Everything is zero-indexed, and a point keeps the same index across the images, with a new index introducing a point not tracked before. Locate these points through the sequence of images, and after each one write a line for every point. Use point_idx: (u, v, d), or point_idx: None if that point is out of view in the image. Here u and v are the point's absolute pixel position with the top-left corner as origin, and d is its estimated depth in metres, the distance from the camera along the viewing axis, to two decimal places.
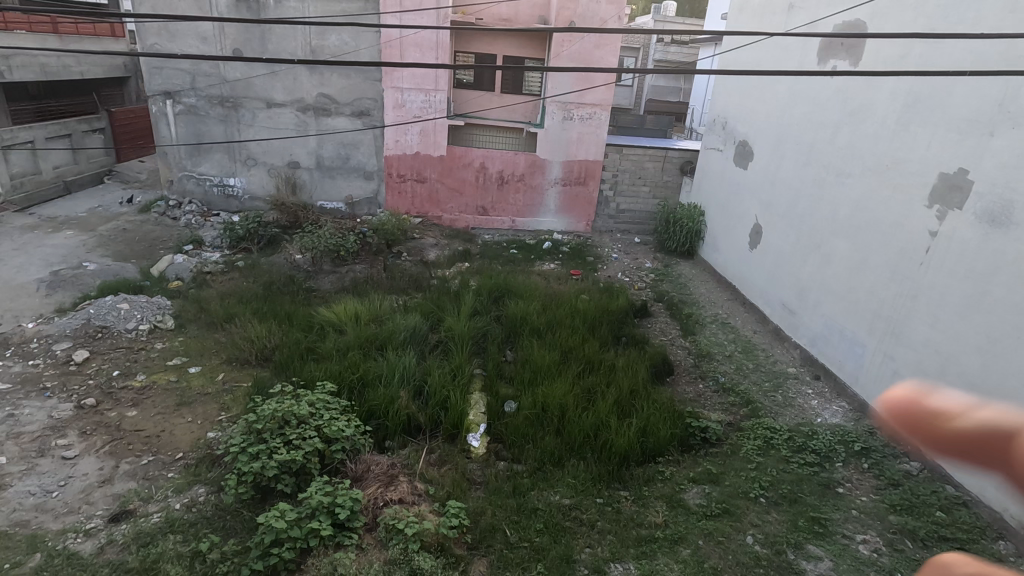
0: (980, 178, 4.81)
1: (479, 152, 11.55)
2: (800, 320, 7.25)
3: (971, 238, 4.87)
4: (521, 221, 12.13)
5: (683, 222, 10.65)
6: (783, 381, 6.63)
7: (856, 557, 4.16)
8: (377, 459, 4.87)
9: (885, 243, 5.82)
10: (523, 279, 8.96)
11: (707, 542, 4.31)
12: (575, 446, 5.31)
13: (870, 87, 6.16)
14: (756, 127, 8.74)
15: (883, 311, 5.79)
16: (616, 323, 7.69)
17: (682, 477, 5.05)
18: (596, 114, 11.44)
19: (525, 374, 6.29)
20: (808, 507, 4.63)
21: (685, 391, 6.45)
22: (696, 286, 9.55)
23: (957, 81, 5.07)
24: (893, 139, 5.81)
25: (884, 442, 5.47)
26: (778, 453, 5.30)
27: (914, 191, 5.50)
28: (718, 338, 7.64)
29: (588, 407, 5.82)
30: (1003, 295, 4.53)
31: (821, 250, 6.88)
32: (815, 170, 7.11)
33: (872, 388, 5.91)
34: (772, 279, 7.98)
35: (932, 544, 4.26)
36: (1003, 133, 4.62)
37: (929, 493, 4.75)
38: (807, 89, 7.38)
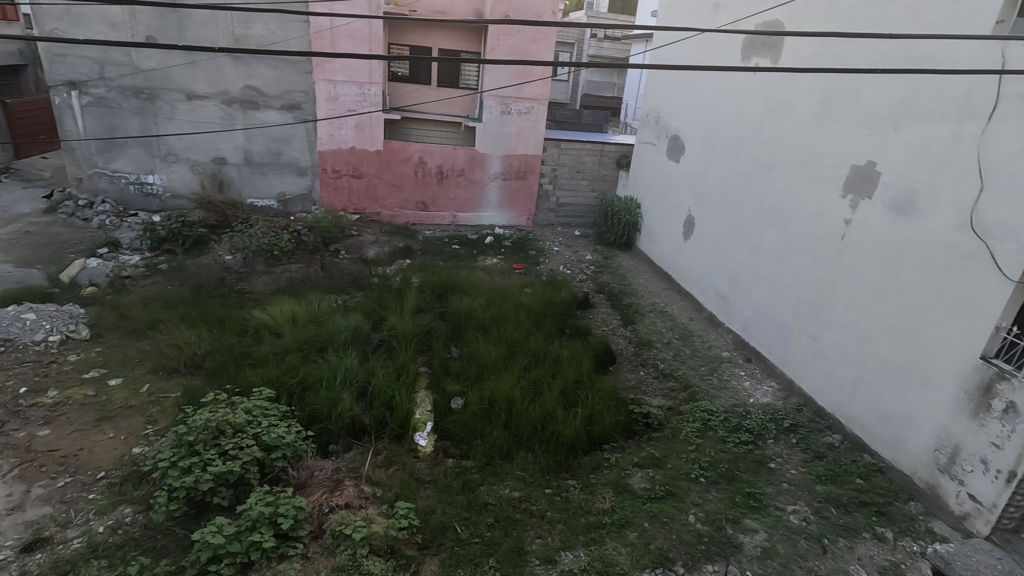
0: (887, 169, 5.20)
1: (417, 147, 11.37)
2: (732, 306, 7.62)
3: (880, 225, 5.26)
4: (462, 217, 12.04)
5: (621, 215, 10.93)
6: (718, 364, 6.96)
7: (788, 527, 4.43)
8: (321, 464, 4.74)
9: (807, 231, 6.19)
10: (466, 274, 8.91)
11: (653, 524, 4.45)
12: (523, 439, 5.36)
13: (790, 84, 6.54)
14: (687, 121, 9.08)
15: (807, 295, 6.17)
16: (560, 315, 7.81)
17: (627, 462, 5.20)
18: (534, 109, 11.47)
19: (471, 370, 6.28)
20: (744, 484, 4.89)
21: (627, 379, 6.63)
22: (635, 276, 9.81)
23: (866, 79, 5.46)
24: (811, 133, 6.19)
25: (810, 417, 5.85)
26: (716, 434, 5.56)
27: (830, 182, 5.88)
28: (656, 326, 7.90)
29: (535, 400, 5.88)
30: (910, 278, 4.92)
31: (750, 239, 7.25)
32: (743, 163, 7.47)
33: (799, 368, 6.29)
34: (706, 268, 8.33)
35: (853, 509, 4.61)
36: (907, 128, 5.02)
37: (849, 463, 5.13)
38: (733, 86, 7.74)
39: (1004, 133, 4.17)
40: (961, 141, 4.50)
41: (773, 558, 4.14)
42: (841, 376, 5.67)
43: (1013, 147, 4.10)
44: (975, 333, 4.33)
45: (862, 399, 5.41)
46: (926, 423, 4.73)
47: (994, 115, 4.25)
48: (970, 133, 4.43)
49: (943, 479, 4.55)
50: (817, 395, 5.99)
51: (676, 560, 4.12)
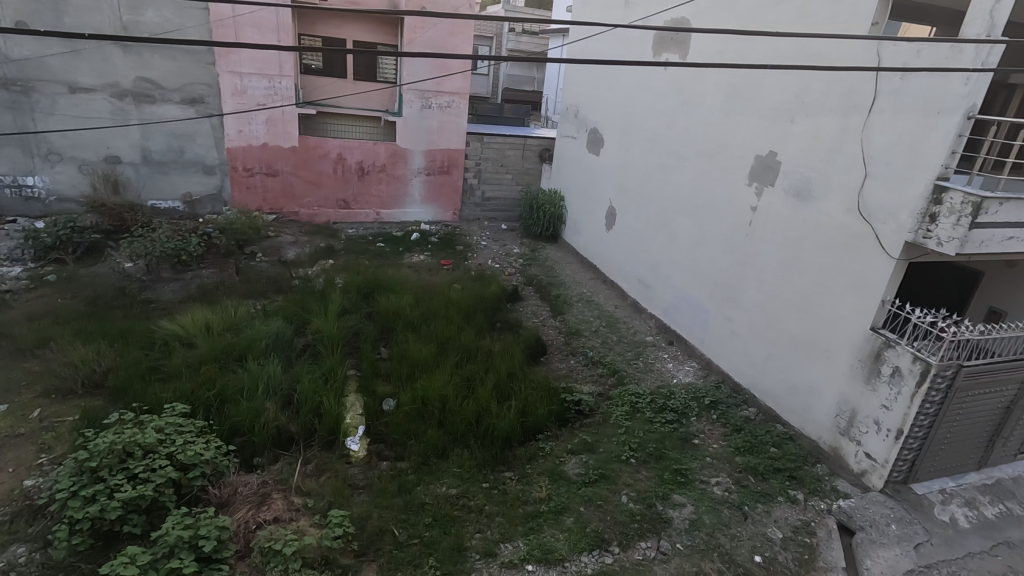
0: (786, 158, 5.59)
1: (335, 142, 10.96)
2: (653, 292, 7.95)
3: (781, 211, 5.66)
4: (386, 214, 11.77)
5: (545, 208, 11.10)
6: (643, 349, 7.24)
7: (712, 498, 4.69)
8: (245, 480, 4.49)
9: (718, 218, 6.56)
10: (393, 272, 8.72)
11: (588, 508, 4.57)
12: (458, 435, 5.35)
13: (698, 79, 6.88)
14: (604, 114, 9.34)
15: (720, 278, 6.54)
16: (490, 309, 7.83)
17: (561, 450, 5.31)
18: (455, 103, 11.38)
19: (402, 369, 6.17)
20: (672, 461, 5.12)
21: (558, 368, 6.76)
22: (562, 268, 10.00)
23: (764, 75, 5.84)
24: (718, 125, 6.55)
25: (727, 393, 6.23)
26: (644, 415, 5.79)
27: (737, 171, 6.25)
28: (584, 315, 8.10)
29: (468, 395, 5.87)
30: (809, 259, 5.33)
31: (668, 227, 7.57)
32: (658, 155, 7.78)
33: (716, 348, 6.66)
34: (628, 257, 8.63)
35: (769, 476, 4.96)
36: (801, 120, 5.42)
37: (764, 433, 5.51)
38: (647, 80, 8.04)
39: (882, 125, 4.61)
40: (848, 132, 4.92)
41: (700, 529, 4.37)
42: (753, 353, 6.07)
43: (891, 137, 4.54)
44: (865, 307, 4.76)
45: (772, 372, 5.82)
46: (828, 392, 5.16)
47: (874, 108, 4.68)
48: (855, 125, 4.86)
49: (843, 441, 5.00)
50: (733, 372, 6.38)
51: (612, 540, 4.26)
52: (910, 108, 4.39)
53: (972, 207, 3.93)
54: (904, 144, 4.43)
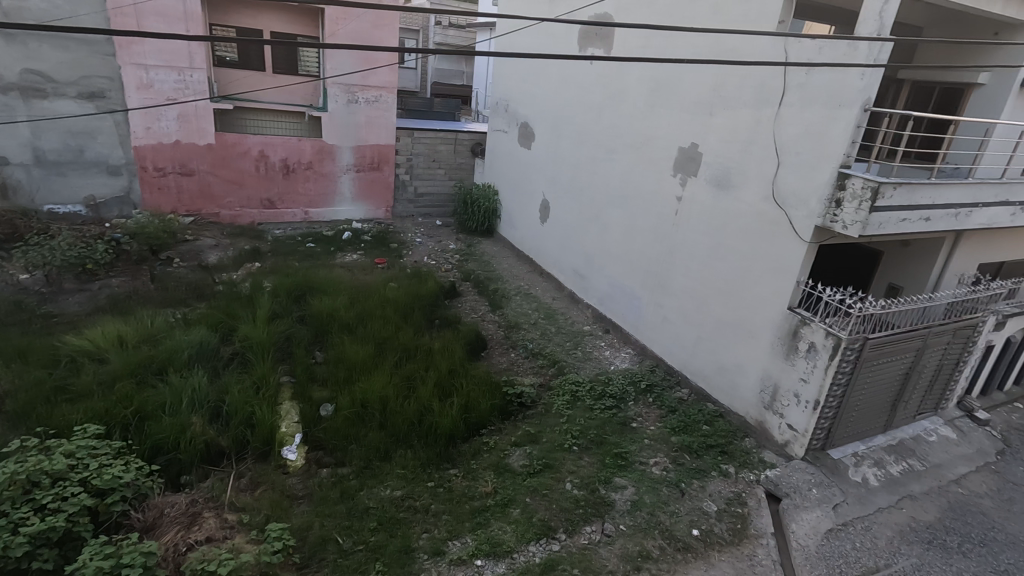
0: (706, 150, 5.86)
1: (256, 139, 10.42)
2: (589, 283, 8.13)
3: (704, 200, 5.93)
4: (315, 213, 11.33)
5: (480, 203, 11.08)
6: (581, 338, 7.40)
7: (652, 479, 4.87)
8: (172, 500, 4.21)
9: (647, 208, 6.79)
10: (325, 273, 8.43)
11: (534, 498, 4.62)
12: (401, 436, 5.26)
13: (623, 74, 7.07)
14: (534, 108, 9.41)
15: (651, 266, 6.78)
16: (428, 307, 7.74)
17: (505, 443, 5.34)
18: (382, 97, 11.10)
19: (339, 373, 5.99)
20: (612, 445, 5.27)
21: (499, 362, 6.79)
22: (499, 262, 10.02)
23: (684, 70, 6.09)
24: (643, 118, 6.76)
25: (662, 376, 6.47)
26: (584, 403, 5.92)
27: (662, 163, 6.48)
28: (522, 308, 8.17)
29: (409, 395, 5.79)
30: (731, 245, 5.62)
31: (600, 219, 7.75)
32: (588, 148, 7.94)
33: (649, 333, 6.91)
34: (563, 248, 8.77)
35: (703, 452, 5.21)
36: (719, 113, 5.69)
37: (696, 412, 5.78)
38: (574, 74, 8.18)
39: (791, 117, 4.91)
40: (762, 124, 5.22)
41: (641, 509, 4.53)
42: (684, 336, 6.34)
43: (799, 128, 4.85)
44: (782, 288, 5.08)
45: (702, 354, 6.10)
46: (752, 369, 5.48)
47: (783, 101, 4.99)
48: (767, 118, 5.16)
49: (768, 415, 5.32)
50: (666, 355, 6.64)
51: (558, 528, 4.33)
52: (815, 101, 4.71)
53: (871, 192, 4.27)
54: (811, 135, 4.75)
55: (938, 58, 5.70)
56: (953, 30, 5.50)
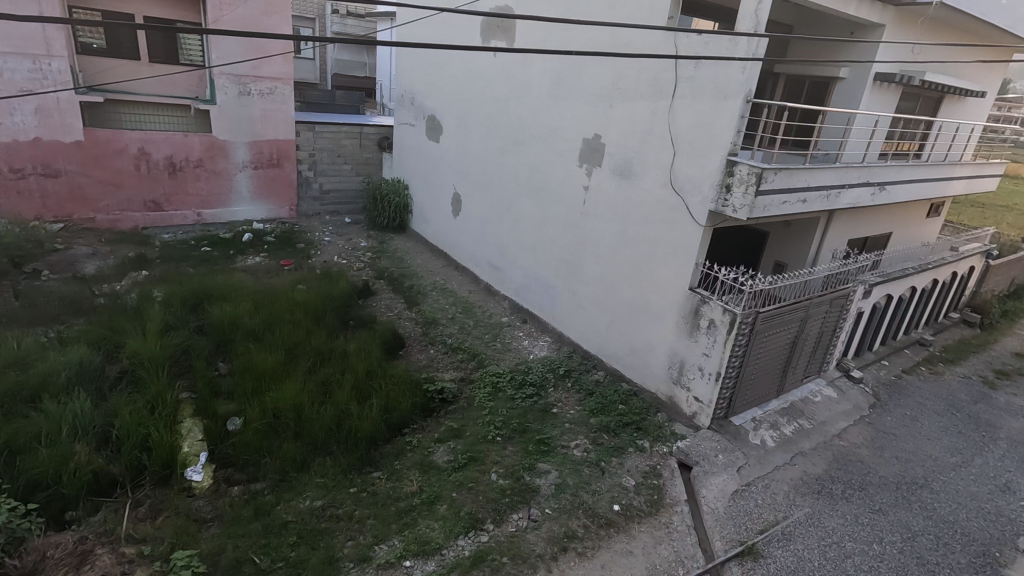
0: (609, 141, 6.08)
1: (135, 135, 9.49)
2: (504, 274, 8.19)
3: (609, 188, 6.15)
4: (209, 214, 10.52)
5: (390, 198, 10.82)
6: (500, 330, 7.45)
7: (574, 461, 5.02)
8: (56, 540, 3.77)
9: (556, 199, 6.94)
10: (225, 278, 7.87)
11: (460, 493, 4.61)
12: (318, 444, 5.05)
13: (526, 66, 7.16)
14: (441, 101, 9.30)
15: (563, 255, 6.95)
16: (341, 308, 7.46)
17: (429, 440, 5.28)
18: (278, 89, 10.47)
19: (246, 384, 5.63)
20: (534, 432, 5.37)
21: (418, 360, 6.68)
22: (413, 257, 9.85)
23: (584, 62, 6.26)
24: (548, 110, 6.89)
25: (578, 361, 6.67)
26: (505, 394, 5.99)
27: (568, 154, 6.65)
28: (439, 303, 8.08)
29: (325, 400, 5.56)
30: (636, 232, 5.88)
31: (511, 210, 7.82)
32: (496, 141, 7.96)
33: (565, 320, 7.09)
34: (477, 241, 8.76)
35: (620, 431, 5.44)
36: (619, 105, 5.91)
37: (612, 393, 6.02)
38: (479, 67, 8.16)
39: (684, 108, 5.21)
40: (658, 115, 5.48)
41: (565, 492, 4.65)
42: (597, 321, 6.57)
43: (691, 119, 5.15)
44: (683, 270, 5.40)
45: (615, 336, 6.35)
46: (661, 348, 5.78)
47: (676, 93, 5.27)
48: (662, 109, 5.43)
49: (677, 389, 5.66)
50: (582, 341, 6.84)
51: (486, 519, 4.35)
52: (703, 94, 5.02)
53: (756, 177, 4.64)
54: (702, 125, 5.06)
55: (806, 54, 6.26)
56: (818, 29, 6.06)
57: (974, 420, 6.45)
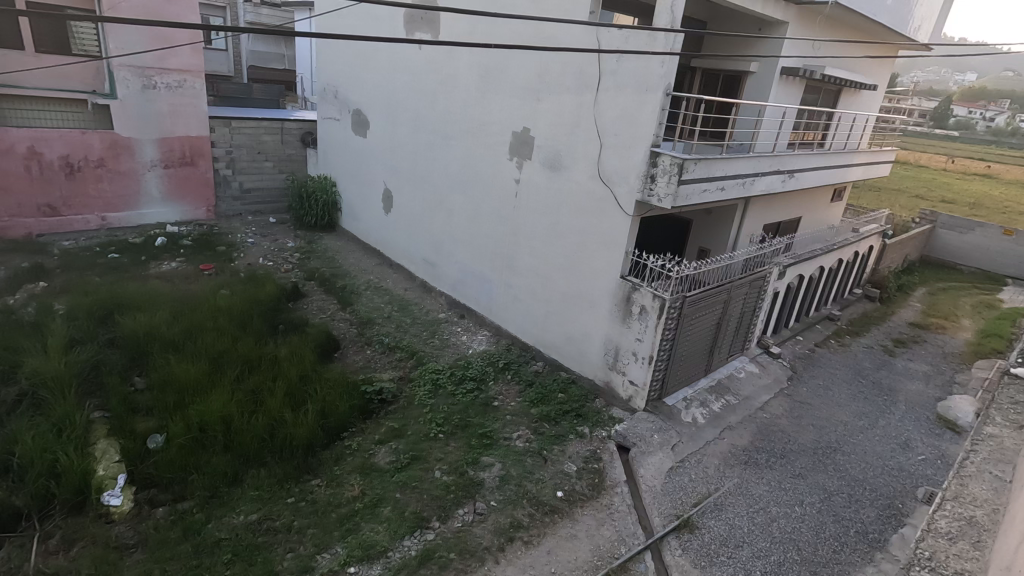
0: (537, 134, 6.15)
1: (22, 133, 8.60)
2: (439, 270, 8.12)
3: (540, 181, 6.22)
4: (115, 218, 9.72)
5: (317, 196, 10.43)
6: (437, 326, 7.38)
7: (516, 452, 5.07)
8: None
9: (488, 192, 6.94)
10: (137, 286, 7.32)
11: (404, 493, 4.55)
12: (251, 455, 4.83)
13: (452, 59, 7.09)
14: (366, 95, 9.05)
15: (498, 249, 6.97)
16: (269, 312, 7.13)
17: (369, 443, 5.17)
18: (187, 82, 9.81)
19: (167, 398, 5.28)
20: (476, 426, 5.38)
21: (354, 362, 6.52)
22: (344, 256, 9.56)
23: (510, 55, 6.28)
24: (476, 103, 6.87)
25: (517, 353, 6.73)
26: (446, 390, 5.95)
27: (498, 147, 6.66)
28: (374, 302, 7.90)
29: (256, 409, 5.32)
30: (568, 223, 6.00)
31: (444, 205, 7.75)
32: (425, 135, 7.85)
33: (502, 313, 7.13)
34: (410, 238, 8.62)
35: (560, 419, 5.55)
36: (546, 98, 5.98)
37: (551, 382, 6.13)
38: (404, 60, 8.01)
39: (608, 101, 5.35)
40: (583, 108, 5.60)
41: (509, 483, 4.70)
42: (534, 312, 6.65)
43: (615, 112, 5.30)
44: (614, 259, 5.56)
45: (552, 327, 6.46)
46: (596, 336, 5.95)
47: (600, 87, 5.40)
48: (587, 102, 5.55)
49: (613, 374, 5.84)
50: (520, 333, 6.91)
51: (431, 517, 4.32)
52: (626, 87, 5.17)
53: (678, 167, 4.85)
54: (625, 118, 5.21)
55: (719, 49, 6.58)
56: (728, 25, 6.38)
57: (877, 386, 7.08)
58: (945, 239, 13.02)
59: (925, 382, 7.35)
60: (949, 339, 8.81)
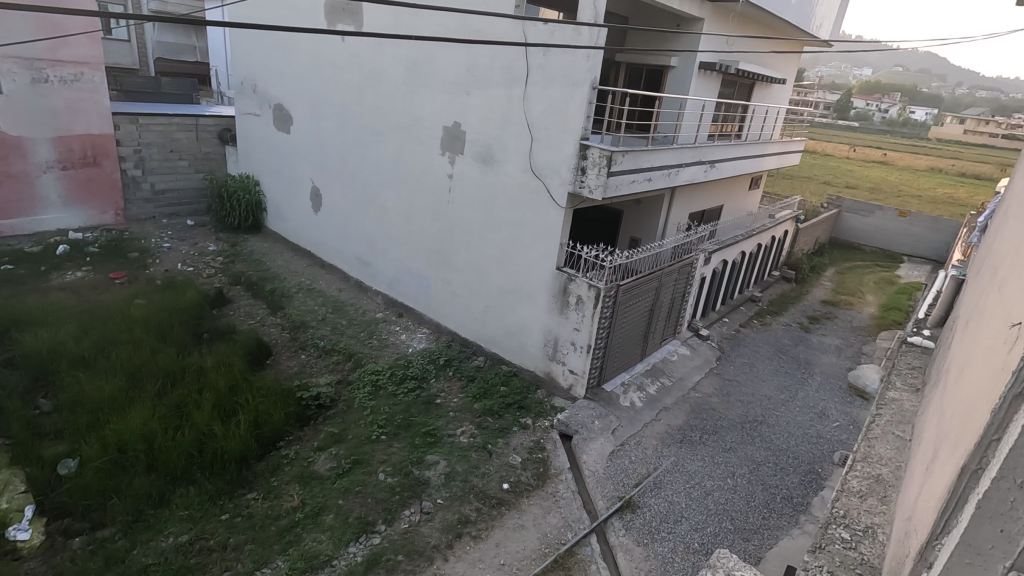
0: (468, 128, 6.11)
1: None
2: (374, 269, 7.93)
3: (473, 175, 6.20)
4: (6, 225, 8.75)
5: (239, 195, 9.90)
6: (375, 326, 7.22)
7: (461, 448, 5.05)
8: None
9: (421, 188, 6.84)
10: (37, 300, 6.67)
11: (347, 499, 4.42)
12: (178, 474, 4.55)
13: (378, 52, 6.91)
14: (288, 89, 8.66)
15: (434, 245, 6.89)
16: (192, 321, 6.72)
17: (308, 450, 4.99)
18: (85, 75, 9.00)
19: (79, 419, 4.88)
20: (420, 425, 5.31)
21: (288, 368, 6.26)
22: (272, 258, 9.14)
23: (438, 49, 6.20)
24: (405, 98, 6.74)
25: (458, 349, 6.70)
26: (386, 391, 5.83)
27: (429, 142, 6.57)
28: (307, 305, 7.61)
29: (182, 425, 5.01)
30: (503, 217, 6.02)
31: (376, 203, 7.56)
32: (353, 130, 7.62)
33: (441, 310, 7.06)
34: (342, 237, 8.36)
35: (503, 412, 5.58)
36: (475, 92, 5.95)
37: (493, 376, 6.15)
38: (327, 52, 7.72)
39: (537, 95, 5.40)
40: (513, 102, 5.62)
41: (455, 479, 4.68)
42: (473, 307, 6.64)
43: (544, 105, 5.36)
44: (549, 251, 5.65)
45: (491, 320, 6.48)
46: (535, 328, 6.02)
47: (528, 81, 5.44)
48: (517, 95, 5.57)
49: (553, 365, 5.94)
50: (460, 329, 6.88)
51: (376, 520, 4.23)
52: (554, 81, 5.24)
53: (607, 160, 4.97)
54: (555, 111, 5.28)
55: (641, 43, 6.79)
56: (649, 20, 6.59)
57: (796, 361, 7.59)
58: (850, 221, 14.12)
59: (837, 355, 7.96)
60: (856, 313, 9.59)
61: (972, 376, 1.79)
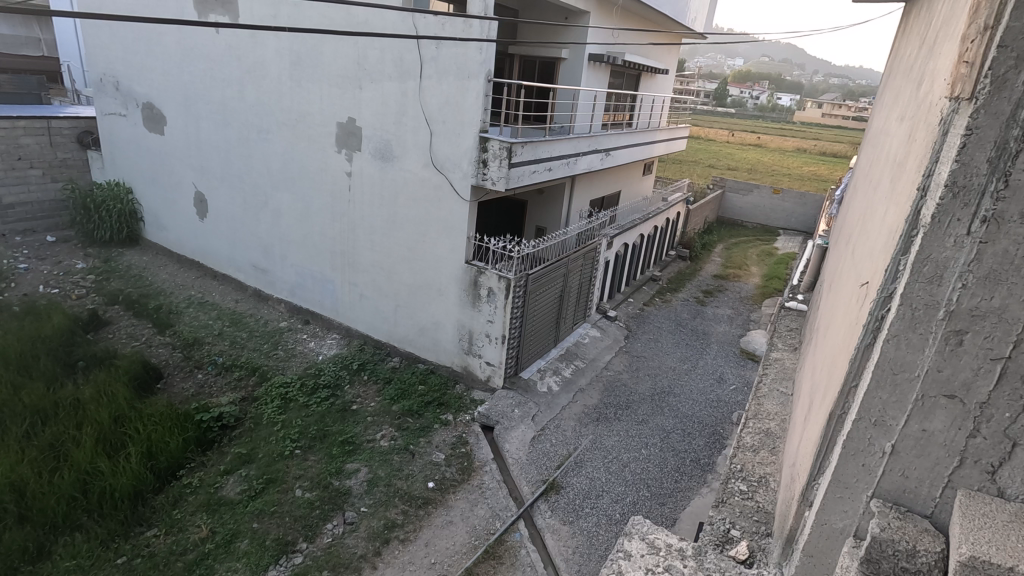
0: (363, 124, 5.92)
1: None
2: (273, 276, 7.48)
3: (372, 173, 6.01)
4: None
5: (108, 205, 8.93)
6: (279, 337, 6.82)
7: (381, 452, 4.92)
8: None
9: (318, 187, 6.54)
10: None
11: (262, 521, 4.17)
12: (60, 522, 4.11)
13: (257, 45, 6.49)
14: (156, 85, 7.91)
15: (336, 247, 6.63)
16: (62, 349, 6.00)
17: (214, 475, 4.65)
18: None
19: None
20: (336, 435, 5.11)
21: (183, 391, 5.77)
22: (154, 273, 8.35)
23: (323, 41, 5.92)
24: (292, 93, 6.37)
25: (371, 352, 6.50)
26: (297, 403, 5.54)
27: (323, 140, 6.28)
28: (199, 320, 7.04)
29: (59, 466, 4.51)
30: (406, 214, 5.91)
31: (269, 205, 7.13)
32: (236, 128, 7.11)
33: (350, 314, 6.82)
34: (233, 243, 7.79)
35: (423, 411, 5.50)
36: (367, 86, 5.75)
37: (410, 376, 6.05)
38: (199, 45, 7.13)
39: (432, 87, 5.33)
40: (407, 96, 5.51)
41: (378, 485, 4.57)
42: (383, 308, 6.48)
43: (440, 98, 5.31)
44: (456, 245, 5.64)
45: (403, 319, 6.36)
46: (448, 323, 6.01)
47: (422, 74, 5.36)
48: (411, 88, 5.47)
49: (469, 359, 5.97)
50: (371, 331, 6.68)
51: (296, 539, 4.03)
52: (448, 74, 5.20)
53: (507, 151, 5.03)
54: (450, 105, 5.26)
55: (532, 36, 6.91)
56: (538, 14, 6.74)
57: (695, 332, 8.17)
58: (732, 200, 15.34)
59: (730, 323, 8.66)
60: (743, 284, 10.48)
61: (836, 333, 2.01)
